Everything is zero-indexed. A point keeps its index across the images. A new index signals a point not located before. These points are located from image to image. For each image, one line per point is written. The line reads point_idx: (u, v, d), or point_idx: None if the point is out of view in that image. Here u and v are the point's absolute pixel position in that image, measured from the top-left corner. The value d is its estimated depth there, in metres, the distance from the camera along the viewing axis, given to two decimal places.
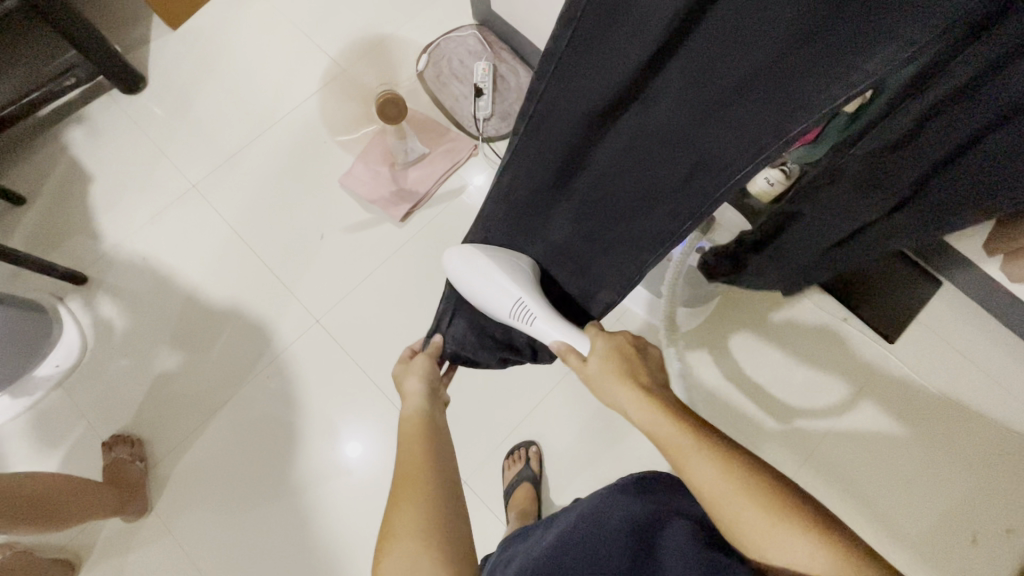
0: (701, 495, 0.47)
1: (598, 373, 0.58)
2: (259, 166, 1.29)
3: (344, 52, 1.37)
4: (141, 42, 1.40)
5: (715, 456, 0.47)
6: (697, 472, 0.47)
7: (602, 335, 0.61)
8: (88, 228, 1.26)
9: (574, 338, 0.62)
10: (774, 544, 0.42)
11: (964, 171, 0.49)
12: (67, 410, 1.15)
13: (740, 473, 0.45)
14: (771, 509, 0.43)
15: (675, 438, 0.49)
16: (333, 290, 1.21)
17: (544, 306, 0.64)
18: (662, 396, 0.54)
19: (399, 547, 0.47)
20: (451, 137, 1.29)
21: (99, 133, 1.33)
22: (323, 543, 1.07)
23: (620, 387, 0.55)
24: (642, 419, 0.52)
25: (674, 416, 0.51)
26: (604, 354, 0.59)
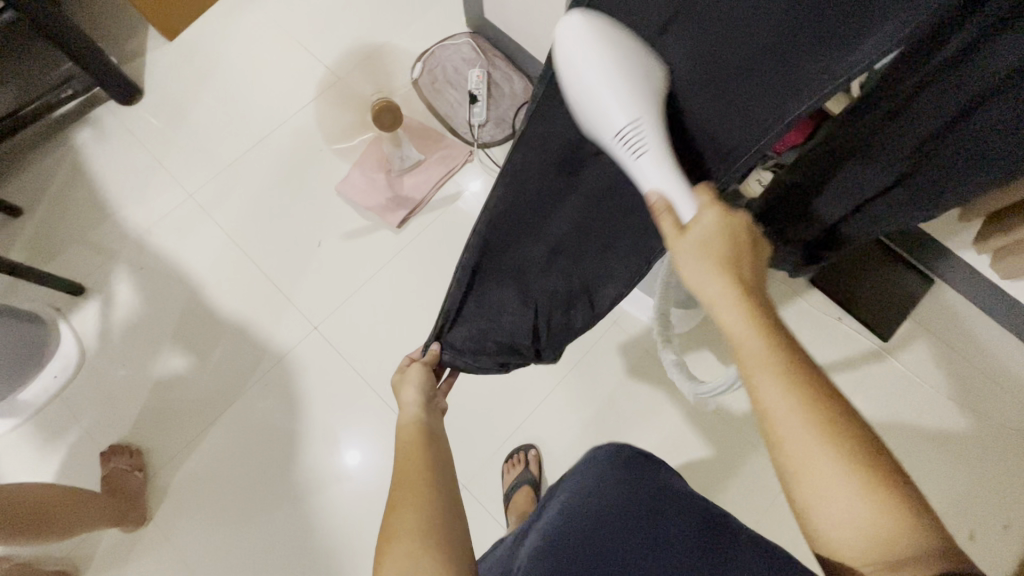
0: (769, 428, 0.43)
1: (683, 254, 0.49)
2: (255, 175, 1.30)
3: (339, 61, 1.38)
4: (137, 54, 1.41)
5: (797, 387, 0.42)
6: (769, 394, 0.43)
7: (712, 205, 0.49)
8: (85, 239, 1.26)
9: (678, 194, 0.50)
10: (835, 494, 0.40)
11: (960, 142, 0.51)
12: (65, 421, 1.15)
13: (825, 412, 0.41)
14: (849, 461, 0.40)
15: (760, 353, 0.44)
16: (331, 297, 1.21)
17: (660, 139, 0.49)
18: (753, 293, 0.47)
19: (401, 549, 0.48)
20: (446, 144, 1.30)
21: (96, 144, 1.34)
22: (324, 550, 1.07)
23: (711, 276, 0.47)
24: (729, 323, 0.46)
25: (764, 326, 0.45)
26: (706, 234, 0.48)
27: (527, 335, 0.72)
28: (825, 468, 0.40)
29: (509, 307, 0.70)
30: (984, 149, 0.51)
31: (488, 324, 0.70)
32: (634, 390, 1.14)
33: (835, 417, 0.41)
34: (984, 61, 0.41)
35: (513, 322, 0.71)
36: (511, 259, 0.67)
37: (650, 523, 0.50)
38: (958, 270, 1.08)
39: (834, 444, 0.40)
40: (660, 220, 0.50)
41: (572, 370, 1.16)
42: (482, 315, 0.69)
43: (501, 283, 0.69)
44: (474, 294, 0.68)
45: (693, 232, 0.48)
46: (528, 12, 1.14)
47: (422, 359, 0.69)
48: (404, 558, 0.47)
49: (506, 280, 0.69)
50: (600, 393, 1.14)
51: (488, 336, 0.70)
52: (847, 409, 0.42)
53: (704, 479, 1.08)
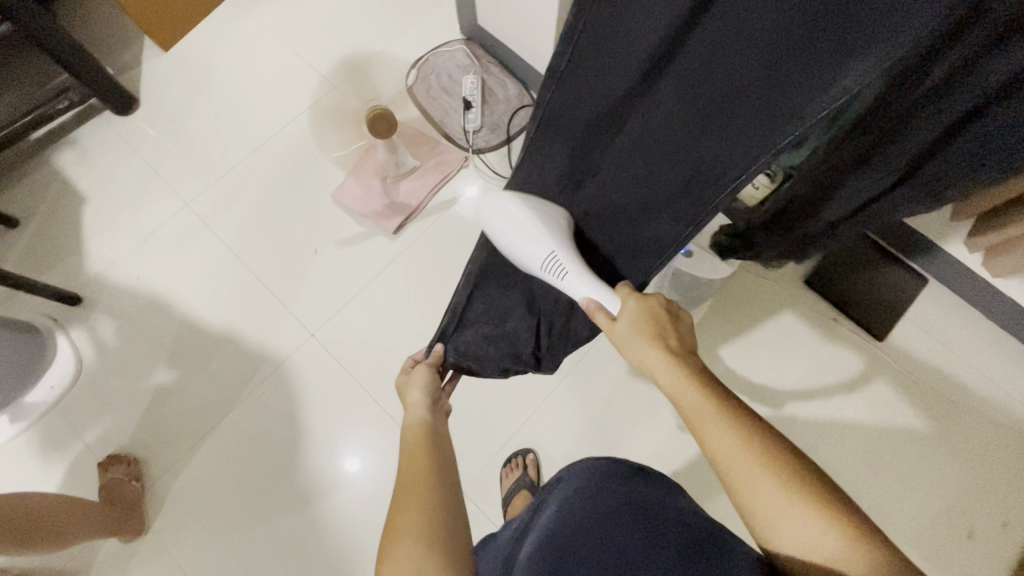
0: (720, 470, 0.49)
1: (625, 334, 0.60)
2: (252, 183, 1.30)
3: (334, 69, 1.39)
4: (132, 64, 1.41)
5: (736, 428, 0.50)
6: (714, 440, 0.50)
7: (632, 295, 0.63)
8: (83, 249, 1.27)
9: (603, 296, 0.64)
10: (785, 520, 0.45)
11: (959, 150, 0.51)
12: (62, 431, 1.15)
13: (762, 448, 0.48)
14: (789, 487, 0.46)
15: (698, 404, 0.52)
16: (328, 304, 1.21)
17: (577, 260, 0.66)
18: (687, 358, 0.57)
19: (403, 551, 0.47)
20: (441, 150, 1.30)
21: (92, 154, 1.34)
22: (323, 559, 1.06)
23: (648, 347, 0.58)
24: (670, 384, 0.54)
25: (700, 382, 0.53)
26: (633, 316, 0.61)
27: (529, 345, 0.74)
28: (770, 497, 0.46)
29: (513, 314, 0.74)
30: (986, 163, 0.51)
31: (491, 329, 0.73)
32: (630, 393, 1.14)
33: (772, 450, 0.48)
34: (992, 69, 0.41)
35: (516, 328, 0.74)
36: (516, 265, 0.70)
37: (653, 527, 0.50)
38: (951, 269, 1.08)
39: (775, 475, 0.47)
40: (597, 319, 0.63)
41: (569, 374, 1.16)
42: (489, 319, 0.73)
43: (507, 291, 0.74)
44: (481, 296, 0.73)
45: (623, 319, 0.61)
46: (520, 18, 1.15)
47: (430, 363, 0.68)
48: (407, 558, 0.47)
49: (509, 288, 0.74)
50: (598, 397, 1.15)
51: (490, 340, 0.73)
52: (781, 443, 0.49)
53: (702, 481, 1.08)
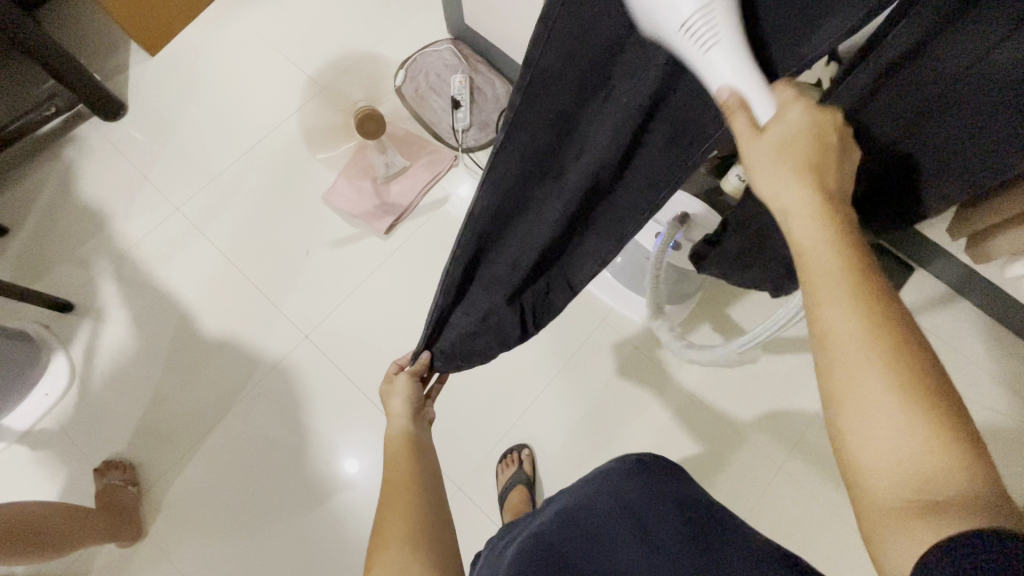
0: (825, 342, 0.37)
1: (761, 156, 0.41)
2: (242, 186, 1.30)
3: (322, 70, 1.39)
4: (119, 69, 1.41)
5: (865, 302, 0.36)
6: (831, 308, 0.36)
7: (801, 105, 0.41)
8: (72, 256, 1.26)
9: (754, 89, 0.40)
10: (878, 412, 0.34)
11: (914, 156, 0.50)
12: (58, 439, 1.15)
13: (894, 330, 0.35)
14: (905, 386, 0.34)
15: (831, 267, 0.37)
16: (320, 306, 1.22)
17: (733, 28, 0.39)
18: (840, 204, 0.40)
19: (387, 556, 0.51)
20: (431, 149, 1.31)
21: (81, 160, 1.34)
22: (320, 561, 1.06)
23: (791, 181, 0.40)
24: (801, 232, 0.39)
25: (843, 236, 0.38)
26: (785, 134, 0.40)
27: (512, 330, 0.69)
28: (877, 389, 0.34)
29: (498, 310, 0.65)
30: (970, 148, 0.47)
31: (475, 327, 0.66)
32: (624, 386, 1.16)
33: (904, 344, 0.35)
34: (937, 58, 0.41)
35: (500, 321, 0.67)
36: (493, 264, 0.61)
37: (639, 523, 0.52)
38: (936, 256, 1.10)
39: (891, 367, 0.34)
40: (734, 119, 0.41)
41: (563, 369, 1.17)
42: (471, 321, 0.65)
43: (491, 286, 0.63)
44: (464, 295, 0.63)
45: (773, 131, 0.40)
46: (507, 17, 1.15)
47: (414, 368, 0.68)
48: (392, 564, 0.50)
49: (491, 284, 0.63)
50: (592, 392, 1.16)
51: (476, 337, 0.67)
52: (920, 341, 0.35)
53: (696, 472, 1.10)
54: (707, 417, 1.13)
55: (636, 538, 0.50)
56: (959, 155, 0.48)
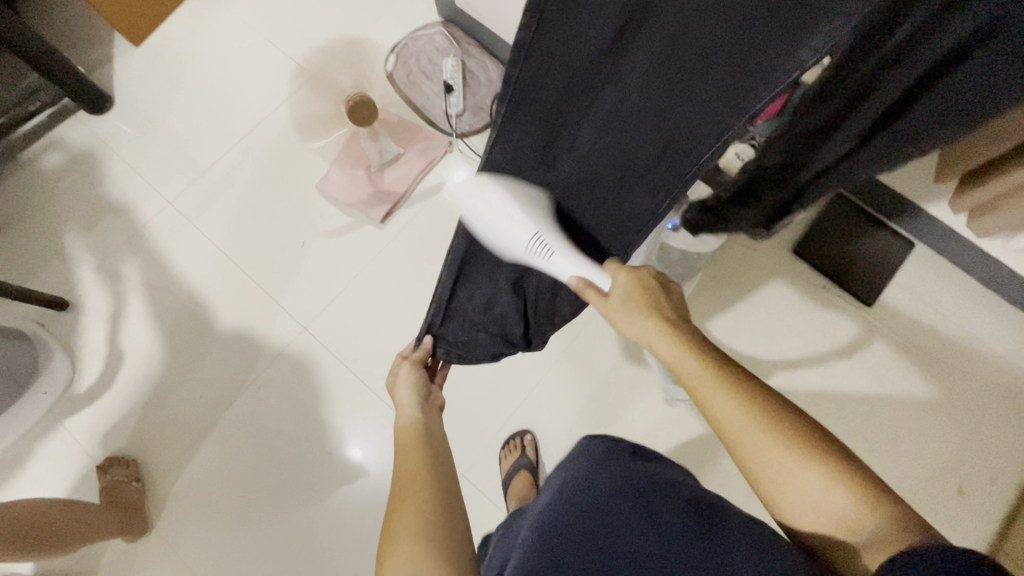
0: (725, 437, 0.48)
1: (620, 311, 0.57)
2: (234, 177, 1.29)
3: (312, 57, 1.36)
4: (103, 61, 1.38)
5: (738, 393, 0.48)
6: (716, 406, 0.48)
7: (624, 271, 0.59)
8: (65, 253, 1.25)
9: (592, 272, 0.62)
10: (786, 475, 0.46)
11: (928, 111, 0.47)
12: (59, 436, 1.15)
13: (763, 410, 0.47)
14: (790, 450, 0.46)
15: (698, 373, 0.50)
16: (319, 297, 1.21)
17: (559, 240, 0.64)
18: (681, 322, 0.55)
19: (404, 551, 0.47)
20: (425, 135, 1.29)
21: (70, 155, 1.32)
22: (327, 551, 1.07)
23: (642, 320, 0.55)
24: (668, 354, 0.52)
25: (697, 349, 0.51)
26: (625, 291, 0.58)
27: (513, 326, 0.75)
28: (775, 460, 0.46)
29: (500, 297, 0.73)
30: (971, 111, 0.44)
31: (480, 317, 0.74)
32: (626, 369, 1.16)
33: (775, 412, 0.47)
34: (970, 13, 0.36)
35: (504, 313, 0.74)
36: (502, 249, 0.71)
37: (649, 507, 0.51)
38: (936, 231, 1.10)
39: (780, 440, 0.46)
40: (586, 296, 0.61)
41: (564, 354, 1.17)
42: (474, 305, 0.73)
43: (495, 275, 0.72)
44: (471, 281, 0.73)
45: (616, 293, 0.58)
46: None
47: (421, 355, 0.70)
48: (408, 558, 0.47)
49: (495, 274, 0.72)
50: (593, 376, 1.16)
51: (481, 328, 0.74)
52: (782, 404, 0.48)
53: (698, 452, 1.10)
54: None
55: (645, 520, 0.50)
56: (962, 117, 0.45)
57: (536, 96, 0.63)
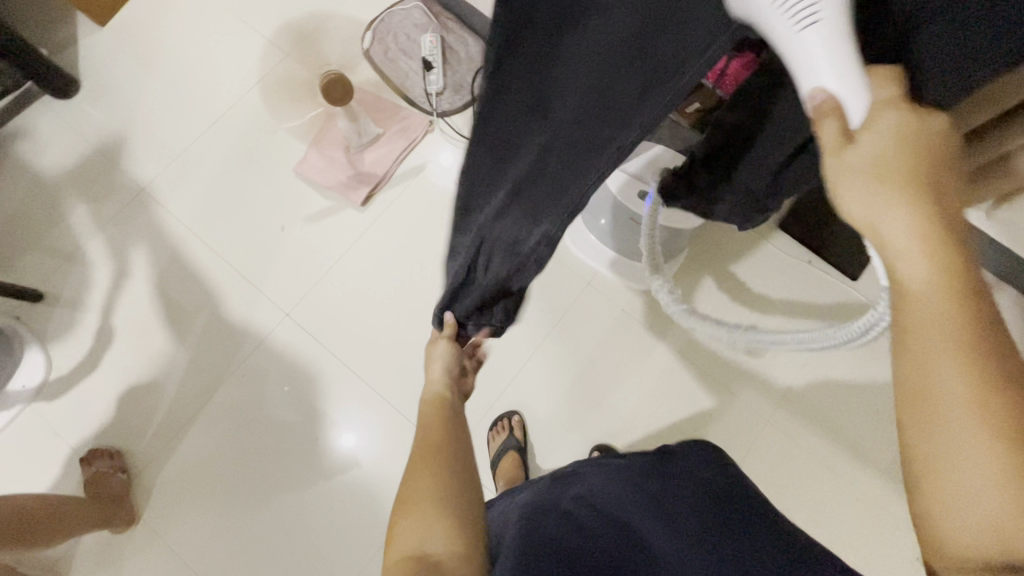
0: (917, 400, 0.33)
1: (847, 175, 0.33)
2: (208, 161, 1.25)
3: (284, 36, 1.32)
4: (67, 43, 1.33)
5: (977, 360, 0.31)
6: (941, 364, 0.32)
7: (899, 113, 0.33)
8: (38, 243, 1.22)
9: (855, 97, 0.32)
10: (967, 477, 0.32)
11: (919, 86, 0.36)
12: (40, 430, 1.13)
13: (1006, 399, 0.31)
14: (1002, 465, 0.31)
15: (938, 316, 0.32)
16: (301, 282, 1.19)
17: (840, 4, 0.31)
18: (959, 230, 0.32)
19: (413, 516, 0.52)
20: (403, 116, 1.26)
21: (38, 143, 1.28)
22: (317, 538, 1.07)
23: (892, 203, 0.32)
24: (912, 269, 0.32)
25: (967, 286, 0.32)
26: (890, 139, 0.33)
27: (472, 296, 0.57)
28: (975, 464, 0.31)
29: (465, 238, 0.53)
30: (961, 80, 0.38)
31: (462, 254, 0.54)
32: (614, 348, 1.15)
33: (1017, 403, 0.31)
34: None
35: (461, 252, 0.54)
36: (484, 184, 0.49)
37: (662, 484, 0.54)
38: None
39: (994, 441, 0.31)
40: (822, 128, 0.34)
41: (550, 334, 1.16)
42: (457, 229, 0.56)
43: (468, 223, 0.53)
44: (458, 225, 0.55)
45: (864, 147, 0.33)
46: None
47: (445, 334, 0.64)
48: (418, 522, 0.52)
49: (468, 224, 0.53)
50: (580, 355, 1.15)
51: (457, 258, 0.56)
52: None
53: (686, 428, 1.10)
54: (697, 374, 1.14)
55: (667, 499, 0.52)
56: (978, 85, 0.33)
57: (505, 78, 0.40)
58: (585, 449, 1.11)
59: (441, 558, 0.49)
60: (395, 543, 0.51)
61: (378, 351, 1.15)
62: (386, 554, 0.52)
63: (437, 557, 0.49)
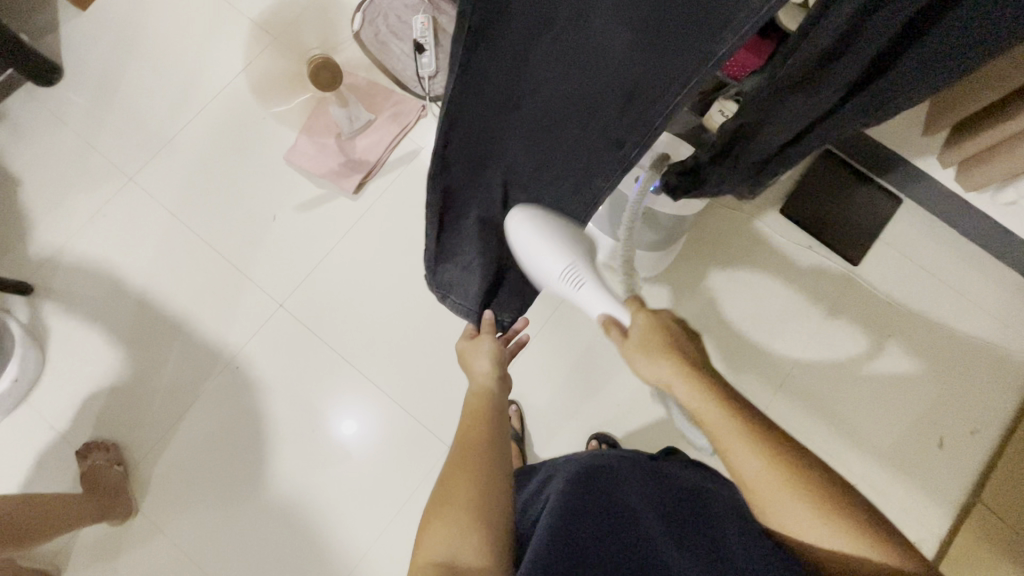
0: (748, 485, 0.50)
1: (632, 351, 0.59)
2: (197, 147, 1.23)
3: (271, 18, 1.28)
4: (48, 28, 1.30)
5: (758, 445, 0.50)
6: (738, 457, 0.50)
7: (643, 313, 0.61)
8: (26, 236, 1.20)
9: (616, 311, 0.63)
10: (811, 531, 0.47)
11: (899, 72, 0.48)
12: (34, 424, 1.12)
13: (788, 467, 0.49)
14: (817, 510, 0.47)
15: (718, 418, 0.52)
16: (293, 272, 1.17)
17: (593, 274, 0.63)
18: (699, 366, 0.56)
19: (449, 515, 0.51)
20: (395, 100, 1.24)
21: (22, 132, 1.25)
22: (314, 531, 1.07)
23: (661, 362, 0.56)
24: (685, 393, 0.54)
25: (722, 400, 0.52)
26: (643, 330, 0.59)
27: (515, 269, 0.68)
28: (795, 517, 0.48)
29: (476, 260, 0.62)
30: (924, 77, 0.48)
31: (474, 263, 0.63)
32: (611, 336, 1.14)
33: (798, 468, 0.49)
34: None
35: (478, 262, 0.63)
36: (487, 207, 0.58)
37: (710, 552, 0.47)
38: (921, 184, 1.08)
39: (795, 490, 0.48)
40: (612, 333, 0.63)
41: (548, 322, 1.15)
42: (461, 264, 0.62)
43: (464, 228, 0.58)
44: (445, 242, 0.58)
45: (632, 336, 0.60)
46: None
47: (489, 329, 0.70)
48: (450, 522, 0.50)
49: (461, 206, 0.55)
50: (577, 344, 1.14)
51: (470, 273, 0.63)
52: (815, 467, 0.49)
53: None
54: None
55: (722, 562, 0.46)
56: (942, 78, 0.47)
57: (455, 129, 0.46)
58: (583, 437, 1.10)
59: (469, 566, 0.46)
60: (424, 546, 0.50)
61: (373, 340, 1.14)
62: (414, 555, 0.50)
63: (467, 565, 0.47)
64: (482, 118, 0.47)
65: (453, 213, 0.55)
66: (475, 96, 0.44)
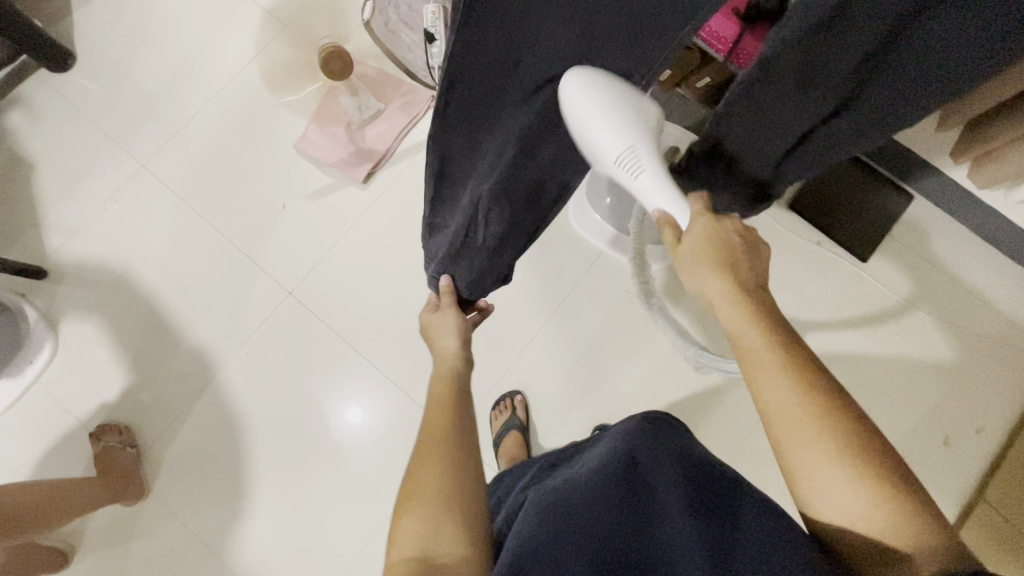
0: (771, 423, 0.46)
1: (683, 260, 0.55)
2: (207, 134, 1.24)
3: (282, 6, 1.28)
4: (61, 14, 1.30)
5: (794, 377, 0.46)
6: (768, 391, 0.46)
7: (703, 219, 0.55)
8: (41, 221, 1.21)
9: (675, 206, 0.57)
10: (829, 484, 0.44)
11: (906, 58, 0.46)
12: (48, 406, 1.15)
13: (823, 408, 0.45)
14: (844, 464, 0.43)
15: (757, 346, 0.48)
16: (302, 260, 1.18)
17: (653, 161, 0.57)
18: (749, 288, 0.52)
19: (420, 510, 0.50)
20: (405, 90, 1.24)
21: (36, 117, 1.26)
22: (320, 516, 1.09)
23: (708, 275, 0.52)
24: (725, 315, 0.50)
25: (766, 326, 0.48)
26: (698, 240, 0.54)
27: (505, 246, 0.66)
28: (816, 470, 0.44)
29: (459, 227, 0.63)
30: (962, 42, 0.42)
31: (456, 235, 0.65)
32: (617, 328, 1.15)
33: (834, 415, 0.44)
34: None
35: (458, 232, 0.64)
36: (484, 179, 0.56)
37: (716, 530, 0.42)
38: (932, 181, 1.07)
39: (820, 438, 0.44)
40: (662, 231, 0.58)
41: (554, 313, 1.16)
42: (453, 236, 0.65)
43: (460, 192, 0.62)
44: (439, 201, 0.63)
45: (687, 243, 0.55)
46: None
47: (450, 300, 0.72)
48: (422, 516, 0.50)
49: (456, 172, 0.59)
50: (582, 335, 1.15)
51: (455, 244, 0.66)
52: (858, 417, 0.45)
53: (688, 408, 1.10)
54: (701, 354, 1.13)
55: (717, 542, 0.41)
56: (955, 70, 0.45)
57: (459, 87, 0.48)
58: (587, 429, 1.11)
59: (447, 561, 0.47)
60: (395, 543, 0.49)
61: (380, 328, 1.15)
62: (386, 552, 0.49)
63: (442, 560, 0.47)
64: (485, 73, 0.47)
65: (450, 175, 0.59)
66: (474, 55, 0.45)
